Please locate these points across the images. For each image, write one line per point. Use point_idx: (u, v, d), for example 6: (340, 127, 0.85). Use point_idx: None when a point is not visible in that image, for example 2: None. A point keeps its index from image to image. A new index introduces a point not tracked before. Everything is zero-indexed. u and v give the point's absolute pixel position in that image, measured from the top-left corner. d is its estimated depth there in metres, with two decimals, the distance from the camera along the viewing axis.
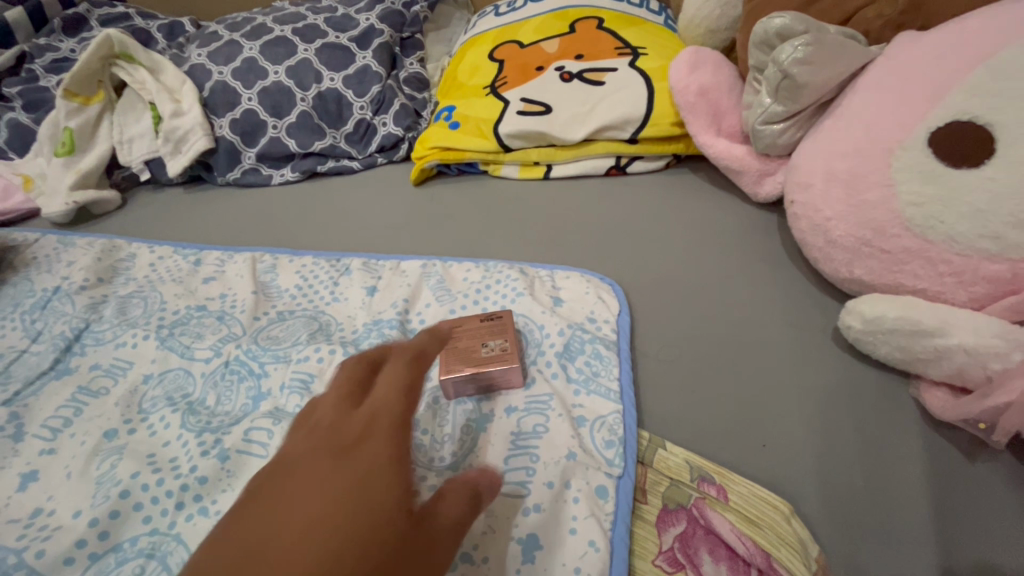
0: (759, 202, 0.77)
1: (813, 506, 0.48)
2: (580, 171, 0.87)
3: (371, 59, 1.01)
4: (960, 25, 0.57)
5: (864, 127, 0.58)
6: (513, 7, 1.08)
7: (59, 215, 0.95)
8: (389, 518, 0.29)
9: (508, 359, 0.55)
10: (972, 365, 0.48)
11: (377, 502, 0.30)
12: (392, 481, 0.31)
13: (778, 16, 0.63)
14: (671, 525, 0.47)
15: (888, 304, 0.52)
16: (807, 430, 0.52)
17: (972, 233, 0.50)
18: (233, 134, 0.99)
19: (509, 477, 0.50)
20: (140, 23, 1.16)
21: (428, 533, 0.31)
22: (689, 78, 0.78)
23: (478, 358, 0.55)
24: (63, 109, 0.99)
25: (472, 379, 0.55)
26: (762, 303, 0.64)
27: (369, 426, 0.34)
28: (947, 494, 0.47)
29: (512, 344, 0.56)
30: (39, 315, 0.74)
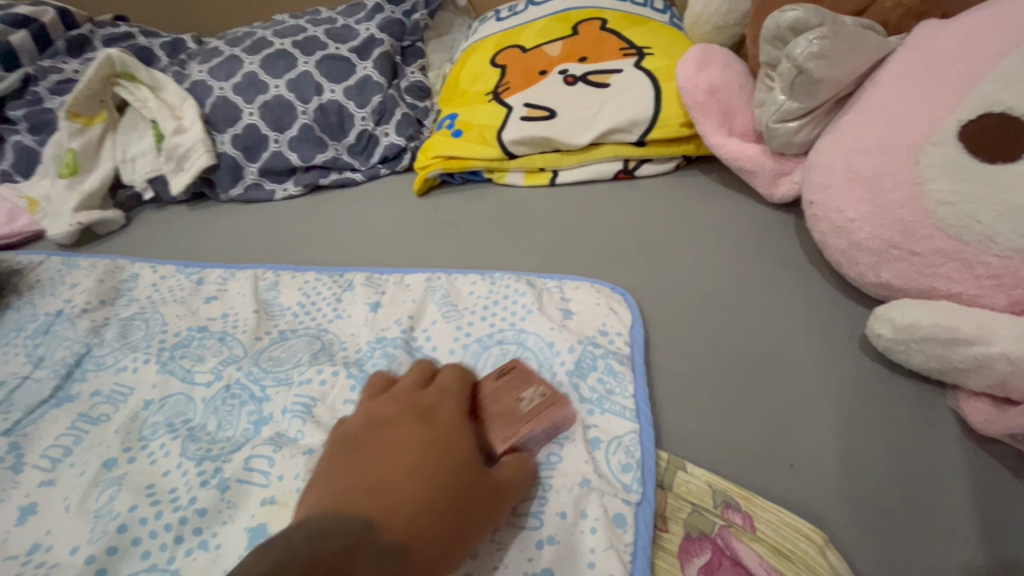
0: (775, 203, 0.74)
1: (847, 531, 0.45)
2: (587, 176, 0.84)
3: (372, 69, 1.00)
4: (987, 13, 0.54)
5: (886, 123, 0.55)
6: (514, 11, 1.06)
7: (63, 236, 0.95)
8: (462, 464, 0.43)
9: (555, 403, 0.50)
10: (1016, 375, 0.44)
11: (451, 456, 0.44)
12: (461, 441, 0.45)
13: (790, 10, 0.60)
14: (694, 555, 0.45)
15: (921, 310, 0.49)
16: (838, 448, 0.49)
17: (1010, 232, 0.46)
18: (235, 150, 0.99)
19: (520, 507, 0.47)
20: (142, 42, 1.17)
21: (488, 483, 0.44)
22: (698, 77, 0.76)
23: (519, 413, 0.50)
24: (66, 129, 0.99)
25: (530, 439, 0.49)
26: (783, 311, 0.61)
27: (437, 407, 0.48)
28: (995, 517, 0.44)
29: (549, 386, 0.51)
30: (41, 340, 0.73)
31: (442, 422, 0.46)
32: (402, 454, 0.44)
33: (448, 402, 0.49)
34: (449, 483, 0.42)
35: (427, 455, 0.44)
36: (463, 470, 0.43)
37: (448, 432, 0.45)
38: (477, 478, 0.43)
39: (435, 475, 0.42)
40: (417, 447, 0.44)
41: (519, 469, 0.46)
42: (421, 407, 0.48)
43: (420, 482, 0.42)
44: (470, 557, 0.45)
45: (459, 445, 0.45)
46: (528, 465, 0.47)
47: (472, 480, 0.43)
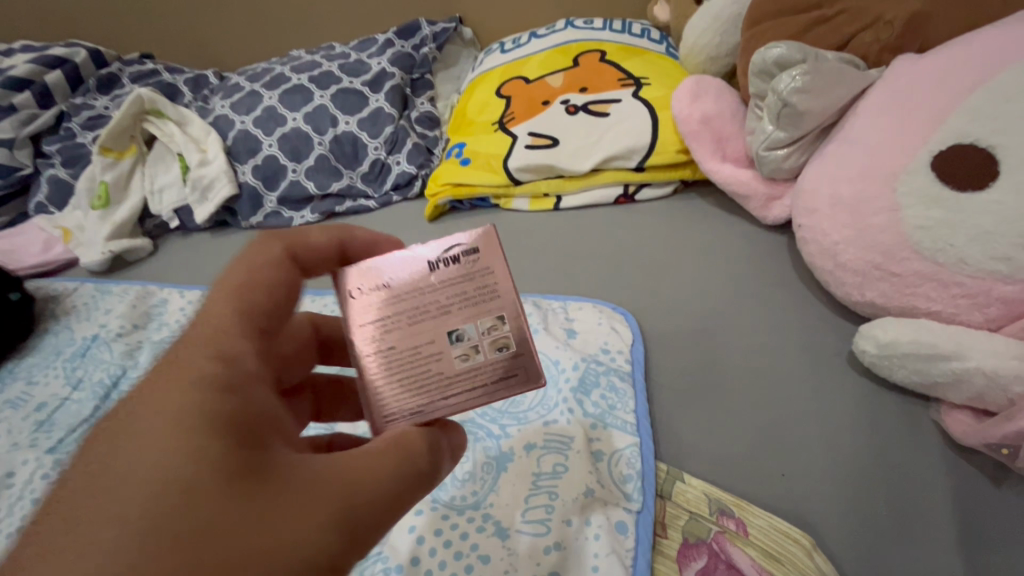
0: (768, 225, 0.78)
1: (835, 537, 0.48)
2: (589, 201, 0.88)
3: (384, 101, 1.06)
4: (957, 49, 0.58)
5: (866, 152, 0.59)
6: (518, 44, 1.12)
7: (95, 264, 1.00)
8: (214, 506, 0.28)
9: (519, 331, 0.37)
10: (992, 389, 0.47)
11: (199, 489, 0.28)
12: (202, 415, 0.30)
13: (775, 47, 0.65)
14: (692, 560, 0.48)
15: (903, 328, 0.52)
16: (827, 460, 0.52)
17: (982, 255, 0.50)
18: (255, 179, 1.04)
19: (529, 516, 0.51)
20: (167, 78, 1.24)
21: (283, 523, 0.29)
22: (692, 107, 0.80)
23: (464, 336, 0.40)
24: (99, 163, 1.05)
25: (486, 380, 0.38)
26: (776, 329, 0.64)
27: (186, 399, 0.31)
28: (974, 523, 0.47)
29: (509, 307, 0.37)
30: (80, 362, 0.79)
31: (193, 426, 0.30)
32: (114, 488, 0.28)
33: (203, 395, 0.31)
34: (184, 545, 0.27)
35: (153, 490, 0.28)
36: (217, 516, 0.28)
37: (182, 409, 0.30)
38: (259, 513, 0.28)
39: (163, 531, 0.27)
40: (144, 474, 0.28)
41: (358, 490, 0.31)
42: (169, 389, 0.31)
43: (133, 540, 0.27)
44: (484, 562, 0.49)
45: (216, 470, 0.29)
46: (382, 476, 0.32)
47: (239, 532, 0.28)
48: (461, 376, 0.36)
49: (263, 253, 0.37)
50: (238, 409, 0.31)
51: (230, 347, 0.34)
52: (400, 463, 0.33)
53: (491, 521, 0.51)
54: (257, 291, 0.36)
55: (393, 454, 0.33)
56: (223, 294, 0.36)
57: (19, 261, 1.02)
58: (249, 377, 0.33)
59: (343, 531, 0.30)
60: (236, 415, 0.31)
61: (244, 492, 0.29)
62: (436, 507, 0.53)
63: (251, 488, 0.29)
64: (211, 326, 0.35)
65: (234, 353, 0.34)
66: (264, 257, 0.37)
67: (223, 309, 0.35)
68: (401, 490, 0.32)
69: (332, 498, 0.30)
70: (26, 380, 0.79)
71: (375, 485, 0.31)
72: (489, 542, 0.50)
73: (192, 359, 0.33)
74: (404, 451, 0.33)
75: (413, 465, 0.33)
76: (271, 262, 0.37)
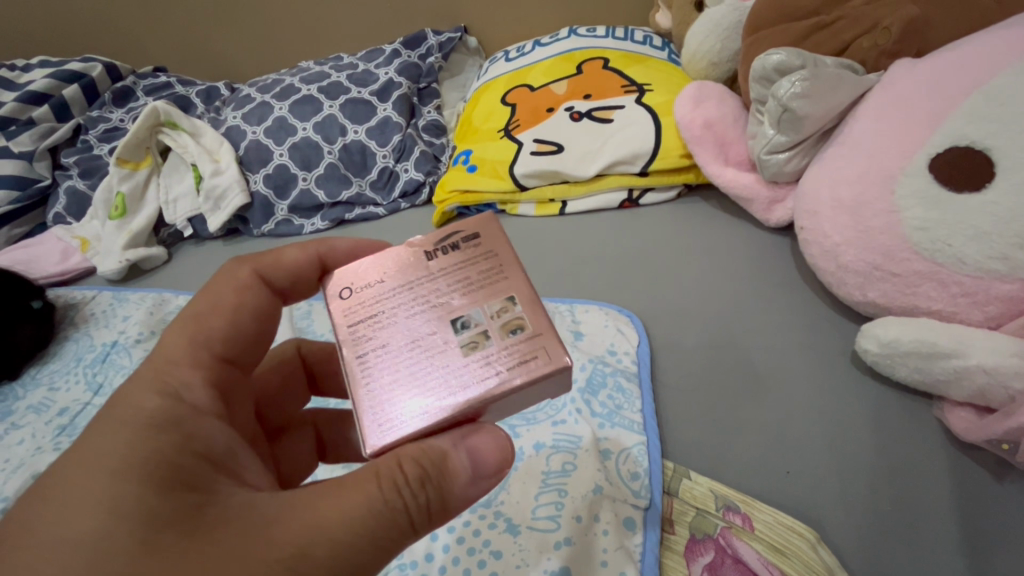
0: (771, 227, 0.79)
1: (840, 532, 0.49)
2: (594, 205, 0.90)
3: (391, 110, 1.08)
4: (952, 54, 0.59)
5: (865, 155, 0.60)
6: (522, 52, 1.14)
7: (113, 272, 1.03)
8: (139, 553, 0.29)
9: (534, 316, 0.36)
10: (993, 386, 0.48)
11: (128, 530, 0.30)
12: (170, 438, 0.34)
13: (775, 53, 0.66)
14: (699, 555, 0.50)
15: (903, 326, 0.53)
16: (831, 457, 0.54)
17: (980, 255, 0.51)
18: (267, 189, 1.06)
19: (539, 513, 0.52)
20: (180, 90, 1.27)
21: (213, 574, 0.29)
22: (694, 113, 0.82)
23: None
24: (116, 175, 1.08)
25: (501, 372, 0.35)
26: (780, 329, 0.66)
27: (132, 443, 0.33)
28: (976, 517, 0.48)
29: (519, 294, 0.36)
30: (100, 368, 0.82)
31: (132, 471, 0.32)
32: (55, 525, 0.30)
33: (147, 438, 0.34)
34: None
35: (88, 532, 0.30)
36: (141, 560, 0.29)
37: (151, 433, 0.34)
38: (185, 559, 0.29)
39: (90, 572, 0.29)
40: (83, 514, 0.31)
41: (309, 538, 0.31)
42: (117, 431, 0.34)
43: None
44: (496, 557, 0.50)
45: (147, 513, 0.31)
46: (342, 522, 0.31)
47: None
48: (469, 365, 0.35)
49: (233, 293, 0.42)
50: (182, 451, 0.34)
51: (188, 387, 0.37)
52: (364, 514, 0.32)
53: (503, 518, 0.53)
54: (225, 332, 0.41)
55: (358, 495, 0.32)
56: (186, 340, 0.40)
57: (38, 270, 1.04)
58: (198, 420, 0.36)
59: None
60: (180, 454, 0.33)
61: (170, 534, 0.30)
62: None
63: (179, 529, 0.30)
64: (171, 368, 0.38)
65: (186, 383, 0.37)
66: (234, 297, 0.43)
67: (182, 354, 0.39)
68: (365, 544, 0.31)
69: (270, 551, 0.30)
70: (47, 386, 0.82)
71: (338, 534, 0.31)
72: (501, 538, 0.51)
73: (151, 399, 0.36)
74: (373, 488, 0.32)
75: (390, 515, 0.32)
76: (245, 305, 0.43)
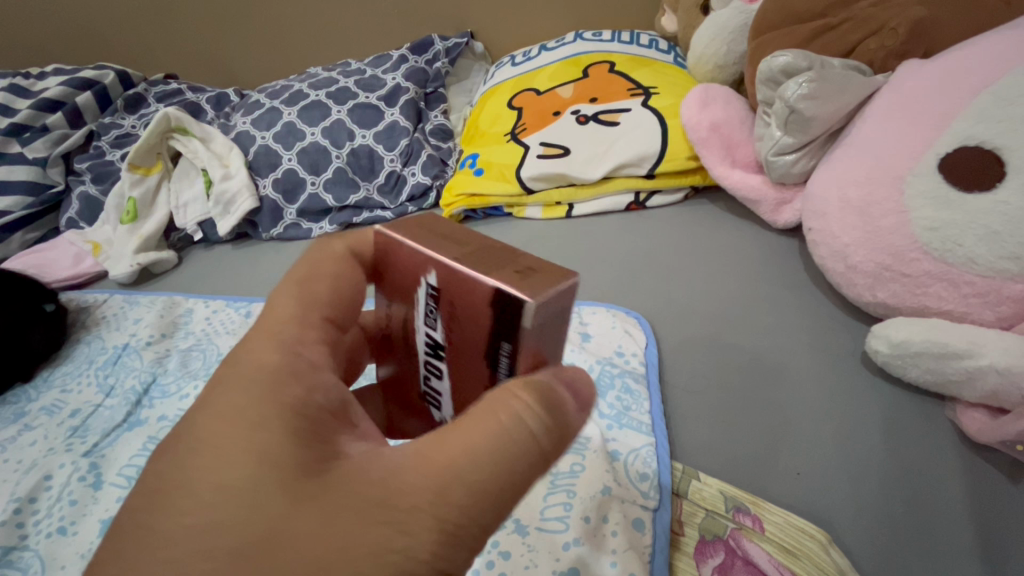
0: (778, 228, 0.79)
1: (853, 534, 0.49)
2: (601, 208, 0.90)
3: (399, 115, 1.09)
4: (961, 54, 0.59)
5: (873, 156, 0.60)
6: (528, 57, 1.15)
7: (124, 276, 1.04)
8: (280, 501, 0.29)
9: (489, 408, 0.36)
10: (1006, 387, 0.48)
11: (273, 478, 0.30)
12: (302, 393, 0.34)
13: (781, 55, 0.66)
14: (709, 556, 0.49)
15: (913, 327, 0.53)
16: (842, 458, 0.53)
17: (991, 254, 0.50)
18: (275, 193, 1.07)
19: (548, 513, 0.52)
20: (191, 96, 1.28)
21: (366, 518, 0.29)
22: (700, 115, 0.82)
23: (466, 352, 0.35)
24: (127, 180, 1.09)
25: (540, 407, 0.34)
26: (789, 330, 0.65)
27: (258, 401, 0.33)
28: (992, 520, 0.48)
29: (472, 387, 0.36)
30: (111, 370, 0.83)
31: (258, 422, 0.32)
32: (201, 480, 0.31)
33: (271, 394, 0.33)
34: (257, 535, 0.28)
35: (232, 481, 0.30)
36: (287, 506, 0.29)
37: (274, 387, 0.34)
38: (334, 501, 0.29)
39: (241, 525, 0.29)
40: (227, 461, 0.31)
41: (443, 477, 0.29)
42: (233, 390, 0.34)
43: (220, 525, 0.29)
44: (504, 558, 0.50)
45: (281, 463, 0.31)
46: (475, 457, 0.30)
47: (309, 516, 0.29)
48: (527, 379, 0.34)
49: (333, 264, 0.41)
50: (307, 408, 0.33)
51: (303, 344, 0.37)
52: (503, 459, 0.30)
53: (511, 518, 0.53)
54: (328, 297, 0.40)
55: (504, 424, 0.30)
56: (294, 299, 0.39)
57: (50, 274, 1.05)
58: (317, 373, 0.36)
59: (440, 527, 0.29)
60: (298, 412, 0.33)
61: (312, 483, 0.30)
62: None
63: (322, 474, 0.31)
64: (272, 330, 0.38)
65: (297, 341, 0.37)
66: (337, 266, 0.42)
67: (290, 312, 0.38)
68: (506, 488, 0.30)
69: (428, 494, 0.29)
70: (60, 389, 0.83)
71: (490, 481, 0.30)
72: (510, 539, 0.51)
73: (271, 354, 0.35)
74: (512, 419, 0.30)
75: (512, 450, 0.30)
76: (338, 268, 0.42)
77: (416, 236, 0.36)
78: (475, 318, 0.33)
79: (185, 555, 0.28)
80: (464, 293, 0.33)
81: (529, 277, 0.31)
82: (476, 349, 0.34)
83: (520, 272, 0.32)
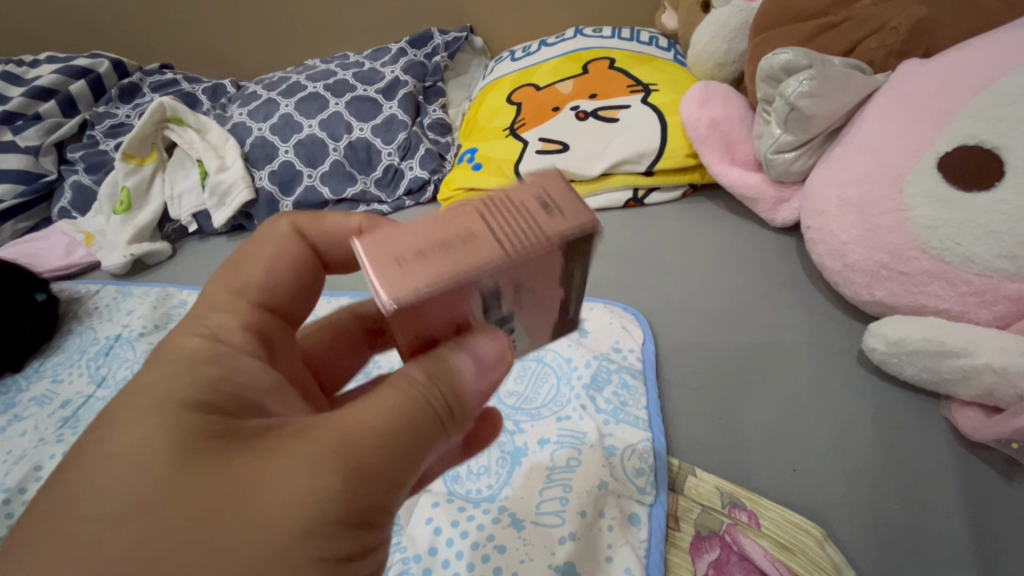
0: (776, 227, 0.79)
1: (847, 531, 0.50)
2: (600, 204, 0.90)
3: (397, 108, 1.08)
4: (959, 54, 0.59)
5: (872, 155, 0.60)
6: (528, 52, 1.14)
7: (117, 266, 1.03)
8: (179, 463, 0.29)
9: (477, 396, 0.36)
10: (1001, 386, 0.48)
11: (166, 442, 0.29)
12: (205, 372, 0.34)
13: (782, 53, 0.66)
14: (704, 552, 0.50)
15: (910, 325, 0.53)
16: (837, 455, 0.54)
17: (988, 253, 0.51)
18: (271, 185, 1.06)
19: (544, 508, 0.53)
20: (186, 87, 1.26)
21: (265, 492, 0.27)
22: (699, 112, 0.81)
23: (539, 297, 0.33)
24: (121, 170, 1.07)
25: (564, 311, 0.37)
26: (787, 328, 0.66)
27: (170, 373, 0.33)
28: (985, 518, 0.48)
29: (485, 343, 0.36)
30: (103, 361, 0.82)
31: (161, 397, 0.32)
32: (98, 447, 0.30)
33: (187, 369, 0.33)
34: (142, 505, 0.27)
35: (131, 450, 0.29)
36: (184, 477, 0.28)
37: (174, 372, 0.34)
38: (235, 476, 0.28)
39: (129, 496, 0.28)
40: (125, 434, 0.30)
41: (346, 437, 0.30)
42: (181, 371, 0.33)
43: (109, 492, 0.28)
44: (500, 552, 0.50)
45: (189, 435, 0.30)
46: (373, 425, 0.30)
47: (203, 488, 0.28)
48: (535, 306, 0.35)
49: (272, 246, 0.41)
50: (225, 382, 0.34)
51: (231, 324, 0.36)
52: (400, 425, 0.31)
53: (507, 513, 0.53)
54: (260, 282, 0.40)
55: (398, 400, 0.31)
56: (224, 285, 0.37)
57: (43, 264, 1.04)
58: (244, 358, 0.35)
59: (332, 511, 0.28)
60: (214, 390, 0.33)
61: (212, 452, 0.29)
62: (452, 500, 0.55)
63: (230, 446, 0.30)
64: (210, 313, 0.38)
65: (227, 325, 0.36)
66: (280, 247, 0.41)
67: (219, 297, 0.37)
68: (404, 449, 0.31)
69: (324, 473, 0.28)
70: (51, 379, 0.82)
71: (377, 457, 0.30)
72: (505, 534, 0.51)
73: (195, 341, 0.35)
74: (407, 394, 0.32)
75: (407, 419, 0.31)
76: (293, 257, 0.41)
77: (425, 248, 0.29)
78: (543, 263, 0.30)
79: (77, 521, 0.27)
80: (529, 273, 0.30)
81: (557, 214, 0.30)
82: (548, 283, 0.32)
83: (543, 205, 0.30)
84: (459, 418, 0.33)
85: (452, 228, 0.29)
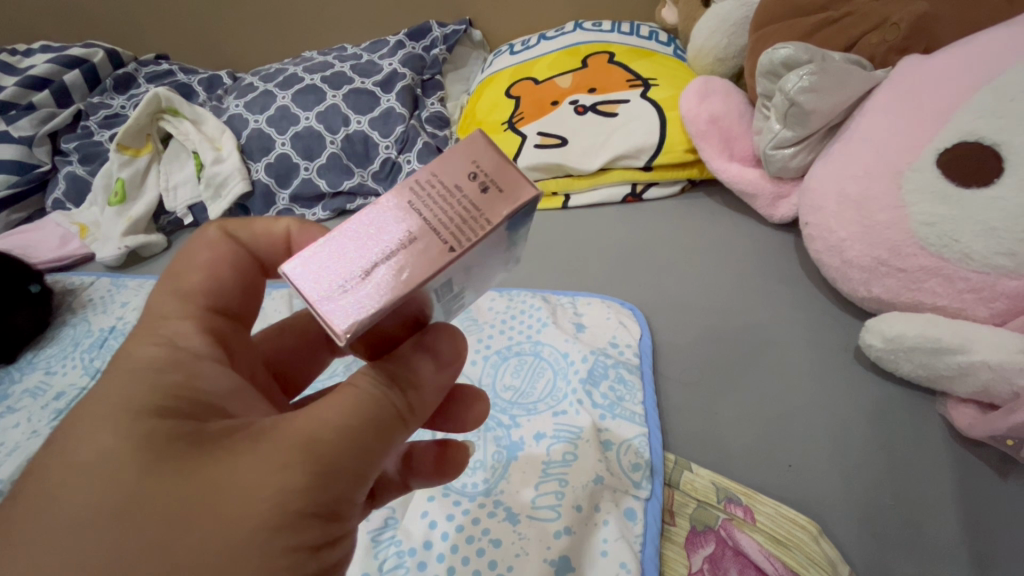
0: (775, 223, 0.78)
1: (843, 527, 0.50)
2: (599, 199, 0.89)
3: (395, 101, 1.07)
4: (961, 49, 0.59)
5: (872, 151, 0.60)
6: (527, 46, 1.14)
7: (111, 258, 1.02)
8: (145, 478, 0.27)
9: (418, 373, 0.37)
10: (997, 382, 0.48)
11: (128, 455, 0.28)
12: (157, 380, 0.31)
13: (783, 47, 0.65)
14: (699, 546, 0.50)
15: (909, 321, 0.53)
16: (833, 452, 0.54)
17: (987, 250, 0.51)
18: (268, 177, 1.05)
19: (539, 502, 0.53)
20: (182, 78, 1.25)
21: (231, 497, 0.27)
22: (699, 107, 0.81)
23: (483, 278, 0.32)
24: (116, 161, 1.06)
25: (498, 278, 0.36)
26: (785, 324, 0.65)
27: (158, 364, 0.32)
28: (979, 514, 0.49)
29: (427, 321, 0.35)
30: (97, 354, 0.81)
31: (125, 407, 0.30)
32: (56, 457, 0.29)
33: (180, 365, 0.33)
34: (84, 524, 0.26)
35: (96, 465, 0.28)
36: (153, 485, 0.27)
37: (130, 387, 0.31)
38: (182, 492, 0.27)
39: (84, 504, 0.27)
40: (89, 448, 0.28)
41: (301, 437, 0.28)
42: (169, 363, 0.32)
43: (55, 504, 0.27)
44: (495, 547, 0.51)
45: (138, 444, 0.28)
46: (330, 423, 0.29)
47: (141, 502, 0.26)
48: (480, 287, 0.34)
49: (210, 249, 0.37)
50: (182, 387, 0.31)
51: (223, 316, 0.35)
52: (358, 420, 0.29)
53: (502, 507, 0.53)
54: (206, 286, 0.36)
55: (360, 399, 0.30)
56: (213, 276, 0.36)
57: (37, 256, 1.04)
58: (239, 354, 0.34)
59: (305, 510, 0.27)
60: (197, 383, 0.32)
61: (172, 459, 0.28)
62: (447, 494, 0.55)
63: (203, 452, 0.28)
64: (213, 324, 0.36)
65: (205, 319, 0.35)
66: (217, 252, 0.37)
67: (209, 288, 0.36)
68: (369, 444, 0.29)
69: (278, 475, 0.27)
70: (44, 370, 0.81)
71: (347, 453, 0.29)
72: (500, 528, 0.52)
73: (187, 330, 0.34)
74: (363, 390, 0.30)
75: (370, 415, 0.29)
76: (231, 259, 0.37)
77: (391, 319, 0.28)
78: (494, 249, 0.28)
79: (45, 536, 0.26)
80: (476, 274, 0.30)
81: (497, 194, 0.26)
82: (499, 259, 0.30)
83: (479, 182, 0.26)
84: (418, 406, 0.31)
85: (416, 296, 0.26)
